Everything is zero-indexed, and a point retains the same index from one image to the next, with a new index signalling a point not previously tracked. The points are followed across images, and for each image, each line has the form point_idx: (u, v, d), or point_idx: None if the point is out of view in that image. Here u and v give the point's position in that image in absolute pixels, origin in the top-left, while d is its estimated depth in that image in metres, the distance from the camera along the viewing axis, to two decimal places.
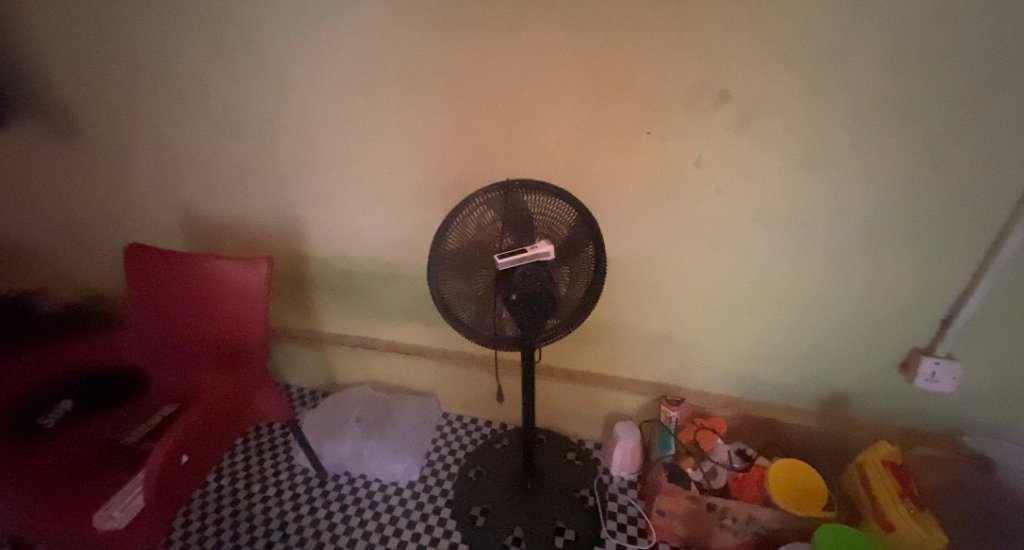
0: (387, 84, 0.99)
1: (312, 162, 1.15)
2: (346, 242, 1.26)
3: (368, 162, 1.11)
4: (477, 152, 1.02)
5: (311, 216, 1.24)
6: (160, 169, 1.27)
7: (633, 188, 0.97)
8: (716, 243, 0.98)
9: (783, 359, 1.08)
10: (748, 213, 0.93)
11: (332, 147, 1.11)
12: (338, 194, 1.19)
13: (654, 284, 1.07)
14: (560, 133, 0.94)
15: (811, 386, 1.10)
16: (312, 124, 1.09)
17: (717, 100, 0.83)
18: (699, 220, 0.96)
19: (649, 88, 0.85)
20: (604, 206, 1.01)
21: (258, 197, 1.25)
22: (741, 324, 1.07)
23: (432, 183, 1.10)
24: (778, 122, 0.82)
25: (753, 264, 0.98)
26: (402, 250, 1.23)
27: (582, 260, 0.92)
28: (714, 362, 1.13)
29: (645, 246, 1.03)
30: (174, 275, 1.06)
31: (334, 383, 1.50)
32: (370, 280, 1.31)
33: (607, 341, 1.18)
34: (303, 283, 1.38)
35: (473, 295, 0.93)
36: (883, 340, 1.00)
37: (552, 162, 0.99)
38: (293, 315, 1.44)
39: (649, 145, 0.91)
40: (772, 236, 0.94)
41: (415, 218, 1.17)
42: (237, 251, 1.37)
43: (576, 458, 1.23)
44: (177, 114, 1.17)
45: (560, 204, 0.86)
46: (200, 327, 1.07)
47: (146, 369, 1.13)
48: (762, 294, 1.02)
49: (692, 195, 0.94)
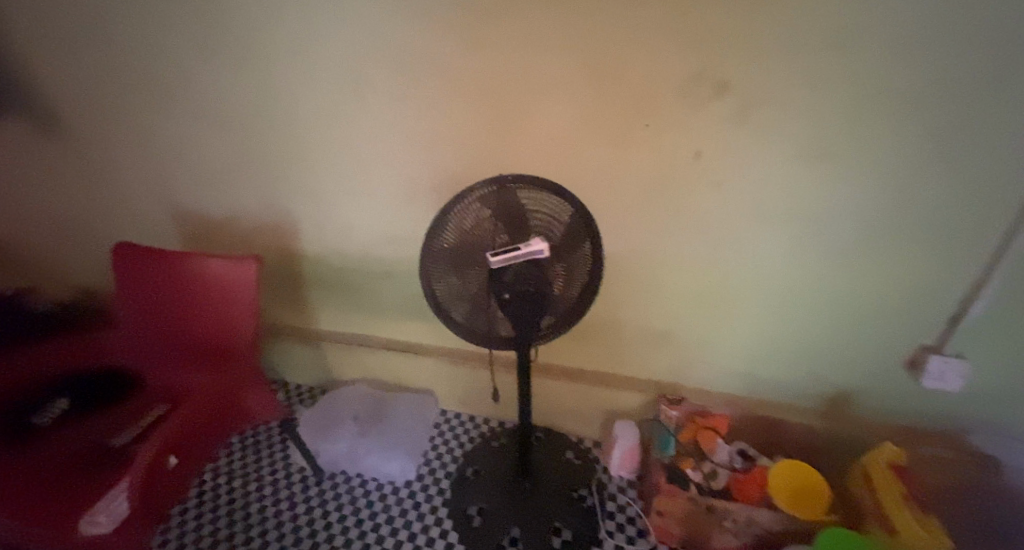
0: (375, 75, 0.96)
1: (301, 156, 1.13)
2: (339, 237, 1.24)
3: (360, 158, 1.09)
4: (470, 146, 0.99)
5: (302, 212, 1.22)
6: (148, 164, 1.25)
7: (630, 180, 0.93)
8: (715, 237, 0.95)
9: (785, 357, 1.05)
10: (749, 206, 0.90)
11: (322, 142, 1.09)
12: (329, 190, 1.16)
13: (652, 278, 1.04)
14: (555, 125, 0.91)
15: (817, 386, 1.06)
16: (301, 119, 1.07)
17: (716, 91, 0.80)
18: (698, 211, 0.93)
19: (646, 80, 0.82)
20: (601, 200, 0.98)
21: (248, 192, 1.23)
22: (742, 321, 1.04)
23: (424, 177, 1.07)
24: (781, 113, 0.79)
25: (754, 258, 0.96)
26: (395, 245, 1.21)
27: (578, 258, 0.89)
28: (714, 360, 1.10)
29: (643, 241, 1.00)
30: (163, 273, 1.05)
31: (331, 381, 1.48)
32: (364, 277, 1.29)
33: (604, 339, 1.16)
34: (296, 280, 1.36)
35: (467, 293, 0.92)
36: (889, 338, 0.96)
37: (546, 156, 0.96)
38: (288, 311, 1.43)
39: (646, 137, 0.88)
40: (774, 229, 0.91)
41: (408, 213, 1.14)
42: (229, 247, 1.35)
43: (575, 456, 1.21)
44: (164, 109, 1.14)
45: (555, 200, 0.84)
46: (192, 325, 1.06)
47: (141, 368, 1.12)
48: (764, 290, 0.99)
49: (691, 190, 0.91)
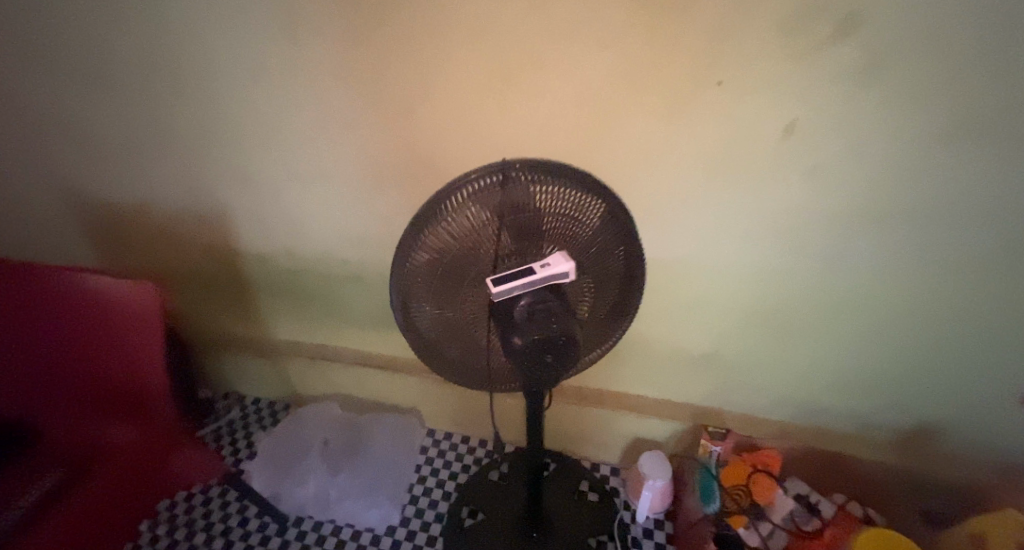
0: (307, 7, 0.64)
1: (225, 127, 0.82)
2: (290, 233, 0.96)
3: (303, 129, 0.79)
4: (458, 114, 0.71)
5: (237, 200, 0.93)
6: (25, 139, 0.94)
7: (682, 162, 0.67)
8: (791, 238, 0.71)
9: (858, 383, 0.84)
10: (847, 200, 0.65)
11: (248, 107, 0.79)
12: (267, 171, 0.87)
13: (699, 288, 0.80)
14: (580, 83, 0.63)
15: (893, 415, 0.86)
16: (215, 74, 0.76)
17: (834, 32, 0.52)
18: (774, 205, 0.68)
19: (724, 15, 0.53)
20: (639, 188, 0.72)
21: (161, 174, 0.93)
22: (810, 341, 0.82)
23: (393, 157, 0.79)
24: (926, 67, 0.52)
25: (841, 265, 0.72)
26: (362, 243, 0.93)
27: (610, 273, 0.64)
28: (768, 385, 0.89)
29: (691, 242, 0.76)
30: (29, 298, 0.77)
31: (296, 398, 1.24)
32: (326, 281, 1.02)
33: (630, 358, 0.93)
34: (241, 283, 1.08)
35: (456, 323, 0.65)
36: (1004, 366, 0.75)
37: (566, 127, 0.68)
38: (237, 320, 1.16)
39: (713, 102, 0.60)
40: (877, 230, 0.67)
41: (376, 203, 0.86)
42: (151, 243, 1.06)
43: (590, 490, 1.02)
44: (25, 62, 0.82)
45: (583, 198, 0.57)
46: (83, 364, 0.81)
47: (20, 416, 0.84)
48: (846, 304, 0.76)
49: (769, 177, 0.66)
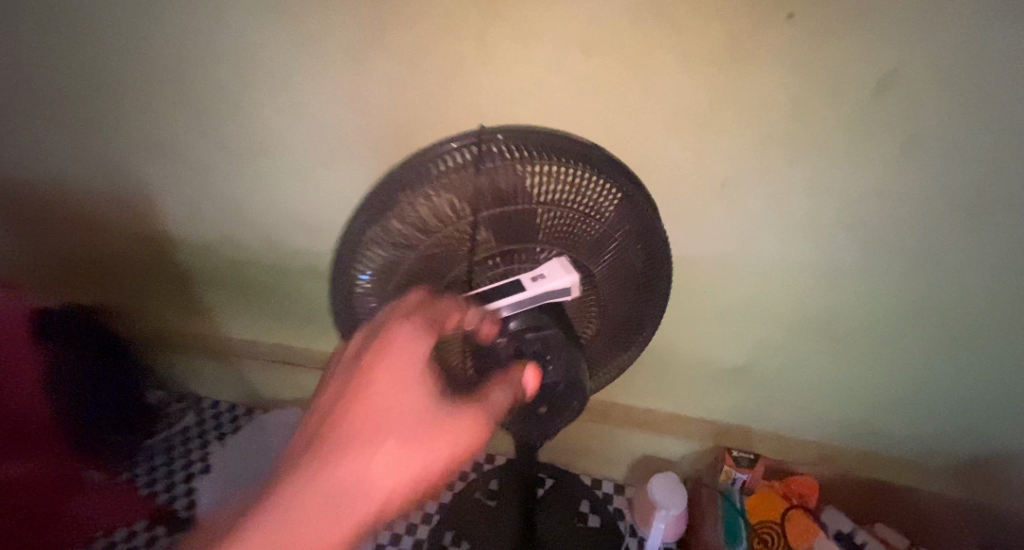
0: None
1: (133, 82, 0.64)
2: (232, 216, 0.79)
3: (230, 86, 0.61)
4: (426, 64, 0.53)
5: (164, 175, 0.76)
6: None
7: (726, 130, 0.50)
8: (861, 230, 0.55)
9: (916, 402, 0.70)
10: (943, 183, 0.49)
11: (157, 54, 0.60)
12: (194, 139, 0.69)
13: (733, 289, 0.65)
14: (592, 15, 0.44)
15: (957, 439, 0.72)
16: (105, 7, 0.57)
17: None
18: (844, 188, 0.52)
19: None
20: (666, 164, 0.54)
21: (68, 142, 0.75)
22: (864, 353, 0.67)
23: (346, 123, 0.61)
24: None
25: (921, 266, 0.56)
26: (318, 231, 0.76)
27: (627, 290, 0.47)
28: (807, 402, 0.75)
29: (727, 234, 0.59)
30: None
31: (260, 403, 1.10)
32: (280, 275, 0.86)
33: (644, 368, 0.78)
34: (183, 275, 0.92)
35: None
36: None
37: (571, 80, 0.50)
38: (184, 316, 1.00)
39: (781, 42, 0.42)
40: (977, 224, 0.51)
41: (332, 183, 0.69)
42: (73, 228, 0.89)
43: (591, 513, 0.88)
44: None
45: (601, 190, 0.39)
46: None
47: None
48: (917, 312, 0.61)
49: (842, 151, 0.49)
